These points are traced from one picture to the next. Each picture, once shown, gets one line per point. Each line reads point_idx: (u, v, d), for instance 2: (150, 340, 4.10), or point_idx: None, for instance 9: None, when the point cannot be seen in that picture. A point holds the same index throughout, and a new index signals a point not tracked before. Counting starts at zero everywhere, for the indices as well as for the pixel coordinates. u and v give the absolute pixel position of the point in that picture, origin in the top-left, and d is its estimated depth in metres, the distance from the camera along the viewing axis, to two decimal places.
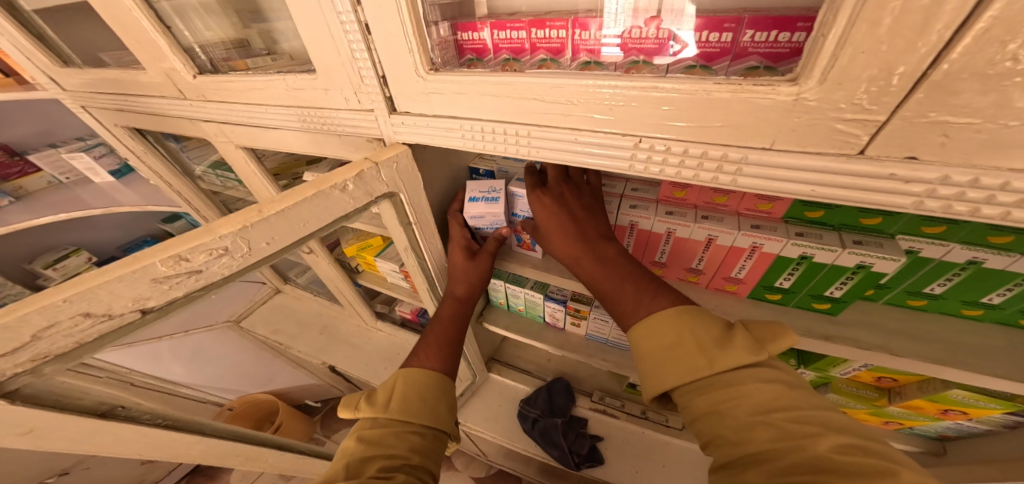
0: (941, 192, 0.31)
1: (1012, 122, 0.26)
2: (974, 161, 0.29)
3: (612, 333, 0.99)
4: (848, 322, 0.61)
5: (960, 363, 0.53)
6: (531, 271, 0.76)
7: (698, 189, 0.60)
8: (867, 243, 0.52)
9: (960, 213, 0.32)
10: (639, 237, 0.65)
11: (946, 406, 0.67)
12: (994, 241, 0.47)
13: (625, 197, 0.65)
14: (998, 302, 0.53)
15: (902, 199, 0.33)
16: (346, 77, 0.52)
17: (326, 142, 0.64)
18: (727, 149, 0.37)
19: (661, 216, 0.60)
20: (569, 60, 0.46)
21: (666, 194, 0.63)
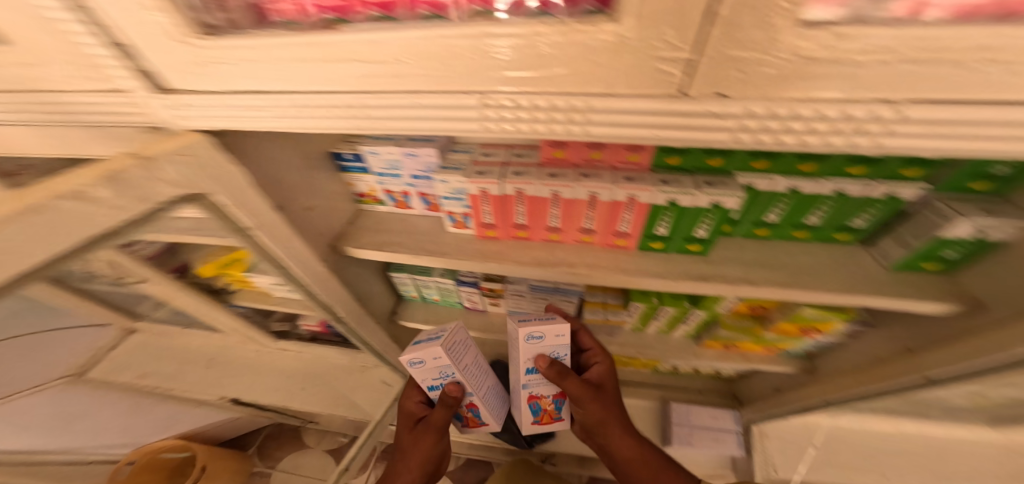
0: (749, 125, 0.32)
1: (787, 55, 0.27)
2: (767, 94, 0.30)
3: (530, 306, 0.97)
4: (717, 259, 0.67)
5: (795, 283, 0.63)
6: (425, 257, 0.65)
7: (575, 147, 0.58)
8: (715, 184, 0.57)
9: (767, 143, 0.33)
10: (528, 205, 0.61)
11: (805, 326, 0.78)
12: (802, 169, 0.55)
13: (508, 165, 0.60)
14: (816, 222, 0.63)
15: (721, 136, 0.33)
16: (57, 53, 0.38)
17: (89, 136, 0.50)
18: (570, 97, 0.34)
19: (544, 179, 0.57)
20: (404, 13, 0.34)
21: (548, 156, 0.60)
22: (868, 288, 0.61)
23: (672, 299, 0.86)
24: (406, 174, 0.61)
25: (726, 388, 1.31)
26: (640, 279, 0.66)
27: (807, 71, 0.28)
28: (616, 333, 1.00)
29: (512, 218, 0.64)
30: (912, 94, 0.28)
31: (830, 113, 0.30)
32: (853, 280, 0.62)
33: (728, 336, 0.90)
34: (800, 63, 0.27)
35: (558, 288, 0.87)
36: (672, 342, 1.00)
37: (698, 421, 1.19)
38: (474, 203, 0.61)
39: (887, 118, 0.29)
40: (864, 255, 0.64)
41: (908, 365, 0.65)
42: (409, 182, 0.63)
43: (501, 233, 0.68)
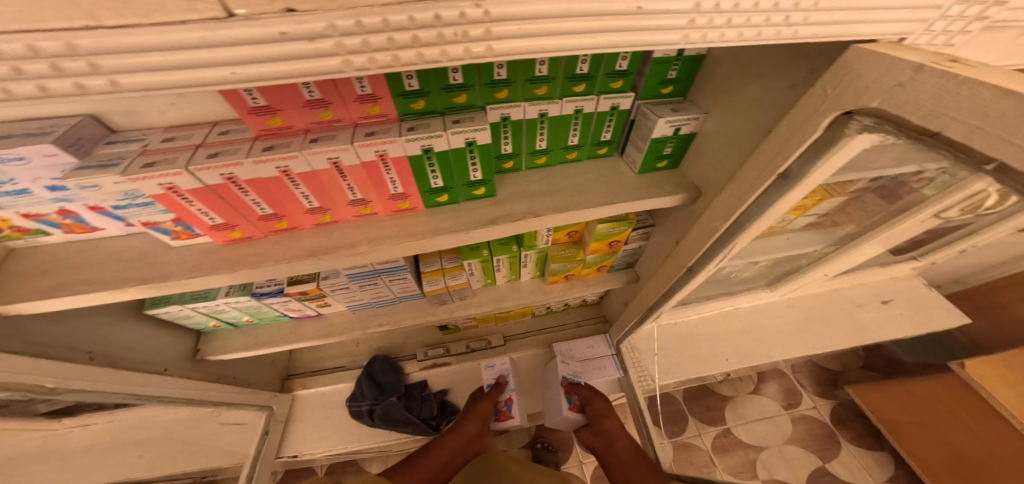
0: (351, 45, 0.26)
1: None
2: (344, 2, 0.24)
3: (366, 294, 0.89)
4: (506, 199, 0.68)
5: (573, 204, 0.67)
6: (144, 289, 0.50)
7: (289, 108, 0.45)
8: (462, 120, 0.56)
9: (393, 66, 0.29)
10: (257, 192, 0.48)
11: (609, 240, 0.84)
12: (538, 93, 0.59)
13: (203, 147, 0.44)
14: (577, 141, 0.69)
15: (333, 62, 0.27)
16: None
17: None
18: (29, 38, 0.21)
19: (256, 155, 0.44)
20: None
21: (260, 127, 0.46)
22: (630, 196, 0.67)
23: (501, 246, 0.88)
24: (30, 185, 0.40)
25: (598, 314, 1.40)
26: (434, 239, 0.63)
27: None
28: (468, 294, 0.99)
29: (253, 212, 0.51)
30: None
31: (425, 16, 0.27)
32: (618, 190, 0.68)
33: (562, 269, 0.95)
34: None
35: (379, 269, 0.81)
36: (523, 287, 1.03)
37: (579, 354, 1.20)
38: (171, 206, 0.45)
39: (480, 20, 0.29)
40: (622, 164, 0.73)
41: (677, 265, 0.74)
42: (49, 197, 0.42)
43: (251, 231, 0.54)
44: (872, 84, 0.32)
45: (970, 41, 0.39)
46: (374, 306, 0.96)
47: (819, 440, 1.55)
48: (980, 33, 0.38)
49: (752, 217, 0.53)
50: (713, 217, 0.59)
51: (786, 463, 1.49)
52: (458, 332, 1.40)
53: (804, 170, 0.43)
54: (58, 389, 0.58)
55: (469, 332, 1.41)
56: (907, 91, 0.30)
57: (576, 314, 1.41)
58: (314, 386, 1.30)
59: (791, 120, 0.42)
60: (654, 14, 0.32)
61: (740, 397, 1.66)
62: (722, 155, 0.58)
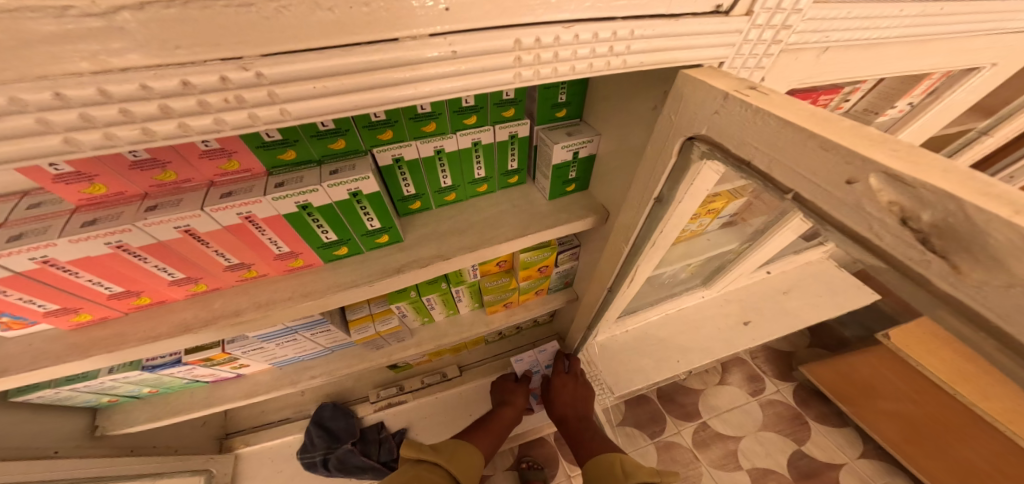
0: (60, 121, 0.22)
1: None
2: (29, 70, 0.20)
3: (291, 351, 0.83)
4: (414, 242, 0.65)
5: (483, 242, 0.65)
6: None
7: (116, 174, 0.40)
8: (341, 170, 0.52)
9: (152, 137, 0.26)
10: (91, 270, 0.42)
11: (538, 267, 0.85)
12: (427, 129, 0.57)
13: (2, 227, 0.38)
14: (484, 173, 0.68)
15: (50, 141, 0.23)
16: None
17: None
18: None
19: (71, 233, 0.38)
20: None
21: (77, 197, 0.40)
22: (540, 225, 0.66)
23: (429, 286, 0.85)
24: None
25: (551, 332, 1.38)
26: (334, 295, 0.58)
27: (26, 33, 0.19)
28: (406, 336, 0.94)
29: (96, 292, 0.45)
30: (248, 45, 0.24)
31: (168, 84, 0.24)
32: (528, 222, 0.67)
33: (499, 298, 0.94)
34: None
35: (296, 325, 0.76)
36: (462, 320, 0.99)
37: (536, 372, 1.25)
38: None
39: (259, 83, 0.26)
40: (534, 191, 0.72)
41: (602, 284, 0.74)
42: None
43: (105, 311, 0.49)
44: (697, 112, 0.33)
45: (774, 65, 0.41)
46: (303, 359, 0.90)
47: (790, 422, 1.57)
48: (780, 55, 0.40)
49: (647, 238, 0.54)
50: (619, 239, 0.60)
51: (763, 449, 1.49)
52: (411, 367, 1.34)
53: (672, 195, 0.44)
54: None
55: (423, 366, 1.36)
56: (722, 118, 0.30)
57: (533, 333, 1.39)
58: (258, 442, 1.19)
59: (656, 146, 0.42)
60: (471, 53, 0.31)
61: (710, 389, 1.66)
62: (618, 176, 0.58)
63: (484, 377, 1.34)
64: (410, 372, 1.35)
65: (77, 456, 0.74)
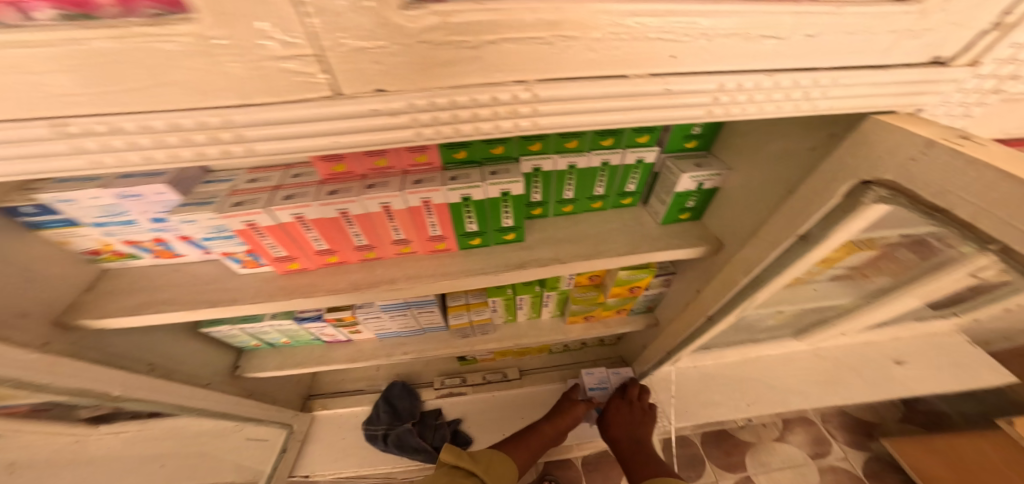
0: (422, 119, 0.32)
1: (406, 41, 0.27)
2: (422, 85, 0.30)
3: (396, 325, 0.93)
4: (534, 243, 0.71)
5: (596, 254, 0.69)
6: (209, 312, 0.56)
7: (354, 157, 0.54)
8: (500, 172, 0.60)
9: (452, 134, 0.35)
10: (319, 229, 0.54)
11: (630, 286, 0.88)
12: (570, 146, 0.63)
13: (279, 188, 0.52)
14: (603, 191, 0.72)
15: (405, 132, 0.33)
16: None
17: None
18: (193, 114, 0.29)
19: (323, 198, 0.51)
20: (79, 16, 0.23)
21: (326, 172, 0.54)
22: (652, 245, 0.71)
23: (525, 286, 0.90)
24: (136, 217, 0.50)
25: (614, 354, 1.42)
26: (466, 279, 0.66)
27: (437, 57, 0.29)
28: (490, 329, 1.01)
29: (311, 247, 0.57)
30: (536, 72, 0.32)
31: (484, 97, 0.33)
32: (639, 240, 0.72)
33: (584, 310, 0.99)
34: (423, 50, 0.28)
35: (412, 301, 0.85)
36: (543, 325, 1.05)
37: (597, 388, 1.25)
38: (246, 239, 0.52)
39: (527, 98, 0.33)
40: (645, 215, 0.76)
41: (701, 308, 0.78)
42: (150, 226, 0.52)
43: (306, 263, 0.60)
44: (888, 157, 0.36)
45: (985, 115, 0.45)
46: (400, 335, 0.99)
47: None
48: (996, 104, 0.43)
49: (774, 271, 0.57)
50: (735, 270, 0.64)
51: None
52: (474, 363, 1.41)
53: (823, 234, 0.47)
54: (122, 397, 0.63)
55: (486, 363, 1.44)
56: (919, 166, 0.33)
57: (593, 351, 1.44)
58: (334, 407, 1.31)
59: (811, 187, 0.46)
60: (681, 92, 0.36)
61: (763, 445, 1.54)
62: (743, 209, 0.61)
63: (540, 383, 1.38)
64: (472, 366, 1.42)
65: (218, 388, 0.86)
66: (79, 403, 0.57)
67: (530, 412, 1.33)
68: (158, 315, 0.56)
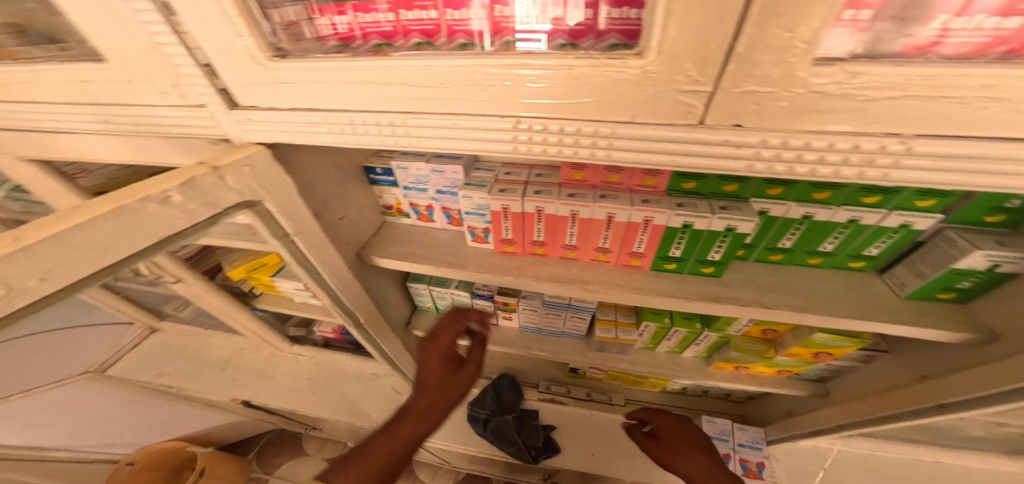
0: (765, 154, 0.34)
1: (800, 90, 0.29)
2: (784, 126, 0.32)
3: (543, 321, 0.99)
4: (730, 281, 0.66)
5: (814, 307, 0.60)
6: (446, 270, 0.73)
7: (594, 169, 0.64)
8: (730, 208, 0.57)
9: (783, 173, 0.35)
10: (547, 223, 0.67)
11: (816, 351, 0.75)
12: (816, 197, 0.54)
13: (529, 184, 0.67)
14: (831, 249, 0.61)
15: (738, 163, 0.36)
16: None
17: (101, 146, 0.48)
18: (597, 125, 0.38)
19: (564, 199, 0.63)
20: (445, 43, 0.38)
21: (568, 177, 0.66)
22: (888, 316, 0.58)
23: (684, 320, 0.86)
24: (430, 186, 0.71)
25: (736, 412, 1.28)
26: (656, 299, 0.66)
27: (819, 105, 0.30)
28: (627, 351, 0.98)
29: (532, 235, 0.70)
30: (919, 129, 0.29)
31: (844, 145, 0.31)
32: (868, 307, 0.59)
33: (740, 361, 0.87)
34: (810, 98, 0.29)
35: (571, 304, 0.90)
36: (682, 363, 0.98)
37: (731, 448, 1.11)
38: (496, 219, 0.68)
39: (893, 150, 0.31)
40: (880, 284, 0.62)
41: (923, 394, 0.63)
42: (432, 196, 0.73)
43: (519, 249, 0.73)
44: None
45: None
46: (539, 332, 1.05)
47: None
48: None
49: None
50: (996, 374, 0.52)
51: None
52: (583, 378, 1.41)
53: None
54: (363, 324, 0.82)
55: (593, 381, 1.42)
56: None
57: (706, 401, 1.30)
58: None
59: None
60: None
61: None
62: None
63: None
64: (578, 381, 1.42)
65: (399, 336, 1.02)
66: (343, 316, 0.77)
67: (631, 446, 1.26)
68: (409, 263, 0.73)
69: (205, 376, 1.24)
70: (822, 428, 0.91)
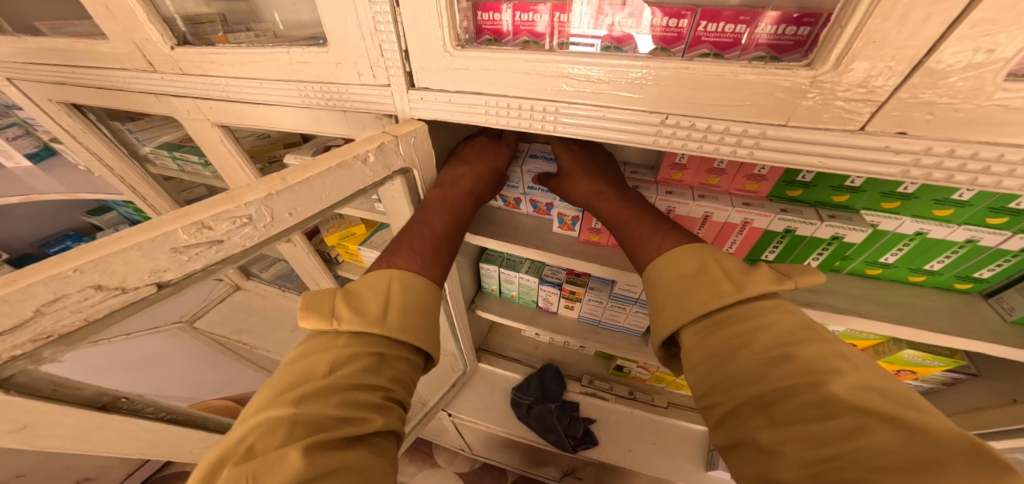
0: (925, 161, 0.37)
1: (983, 103, 0.32)
2: (952, 135, 0.34)
3: (605, 313, 1.02)
4: (823, 290, 0.67)
5: (911, 322, 0.61)
6: (534, 252, 0.77)
7: (694, 170, 0.66)
8: (839, 217, 0.60)
9: (938, 180, 0.38)
10: None
11: (899, 367, 0.76)
12: (937, 214, 0.56)
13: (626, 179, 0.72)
14: (937, 268, 0.63)
15: (893, 169, 0.38)
16: (317, 70, 0.55)
17: (319, 119, 0.63)
18: (747, 125, 0.41)
19: (663, 195, 0.66)
20: (550, 41, 0.49)
21: (665, 176, 0.69)
22: (992, 337, 0.58)
23: None
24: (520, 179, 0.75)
25: None
26: None
27: (1000, 117, 0.32)
28: None
29: None
30: None
31: (1014, 157, 0.34)
32: (971, 326, 0.60)
33: None
34: (994, 111, 0.32)
35: (639, 299, 0.92)
36: None
37: None
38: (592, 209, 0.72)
39: None
40: (984, 307, 0.63)
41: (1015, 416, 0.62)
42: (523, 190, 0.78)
43: (604, 239, 0.77)
44: None
45: None
46: (598, 324, 1.08)
47: None
48: None
49: None
50: None
51: None
52: (626, 376, 1.43)
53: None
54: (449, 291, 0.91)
55: (634, 381, 1.44)
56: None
57: None
58: (496, 365, 1.48)
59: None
60: None
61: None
62: None
63: (686, 421, 1.32)
64: (620, 379, 1.44)
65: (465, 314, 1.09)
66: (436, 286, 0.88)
67: (670, 448, 1.27)
68: (500, 243, 0.78)
69: (276, 338, 1.35)
70: None
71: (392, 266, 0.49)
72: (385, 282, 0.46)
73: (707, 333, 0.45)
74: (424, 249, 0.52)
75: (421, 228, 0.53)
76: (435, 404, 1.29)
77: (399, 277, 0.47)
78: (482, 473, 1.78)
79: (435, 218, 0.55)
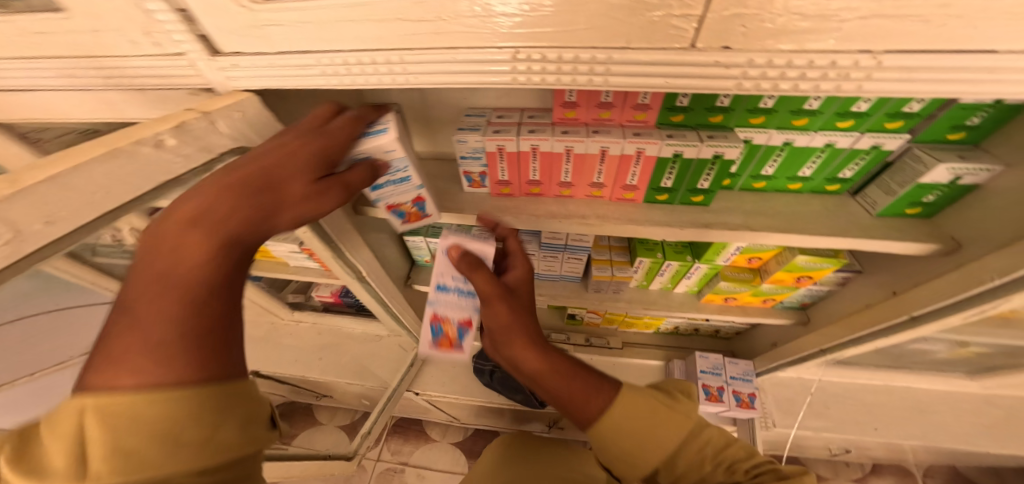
0: (752, 73, 0.37)
1: (780, 11, 0.32)
2: (767, 47, 0.35)
3: (541, 267, 1.03)
4: (718, 208, 0.73)
5: (791, 228, 0.67)
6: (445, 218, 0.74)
7: (586, 107, 0.64)
8: (716, 137, 0.63)
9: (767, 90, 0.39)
10: (542, 160, 0.67)
11: (798, 275, 0.82)
12: (797, 123, 0.60)
13: (522, 124, 0.66)
14: (809, 174, 0.68)
15: (728, 83, 0.39)
16: (73, 41, 0.45)
17: (117, 101, 0.54)
18: (594, 51, 0.39)
19: (559, 135, 0.64)
20: None
21: (560, 116, 0.66)
22: (862, 233, 0.65)
23: (676, 254, 0.91)
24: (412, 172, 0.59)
25: (723, 347, 1.35)
26: (651, 228, 0.72)
27: (801, 26, 0.33)
28: (623, 290, 1.04)
29: (527, 174, 0.71)
30: (888, 43, 0.33)
31: (821, 62, 0.35)
32: (846, 227, 0.66)
33: (728, 291, 0.94)
34: (792, 20, 0.33)
35: (568, 245, 0.91)
36: (674, 298, 1.04)
37: (732, 374, 1.15)
38: (491, 161, 0.68)
39: (868, 65, 0.35)
40: (855, 205, 0.69)
41: (895, 307, 0.70)
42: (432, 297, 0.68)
43: (515, 191, 0.74)
44: None
45: None
46: (538, 278, 1.10)
47: None
48: None
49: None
50: (973, 276, 0.56)
51: None
52: (581, 325, 1.45)
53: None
54: (366, 275, 0.87)
55: (589, 327, 1.46)
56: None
57: (696, 339, 1.37)
58: None
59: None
60: None
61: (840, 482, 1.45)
62: (1011, 214, 0.52)
63: (641, 359, 1.36)
64: (576, 328, 1.46)
65: (399, 290, 1.06)
66: (348, 271, 0.82)
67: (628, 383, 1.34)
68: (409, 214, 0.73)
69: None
70: (807, 353, 0.97)
71: (81, 397, 0.26)
72: (69, 427, 0.24)
73: (672, 465, 0.46)
74: (145, 340, 0.28)
75: (151, 300, 0.30)
76: (398, 385, 1.30)
77: (94, 410, 0.25)
78: (476, 439, 1.87)
79: (185, 263, 0.32)
